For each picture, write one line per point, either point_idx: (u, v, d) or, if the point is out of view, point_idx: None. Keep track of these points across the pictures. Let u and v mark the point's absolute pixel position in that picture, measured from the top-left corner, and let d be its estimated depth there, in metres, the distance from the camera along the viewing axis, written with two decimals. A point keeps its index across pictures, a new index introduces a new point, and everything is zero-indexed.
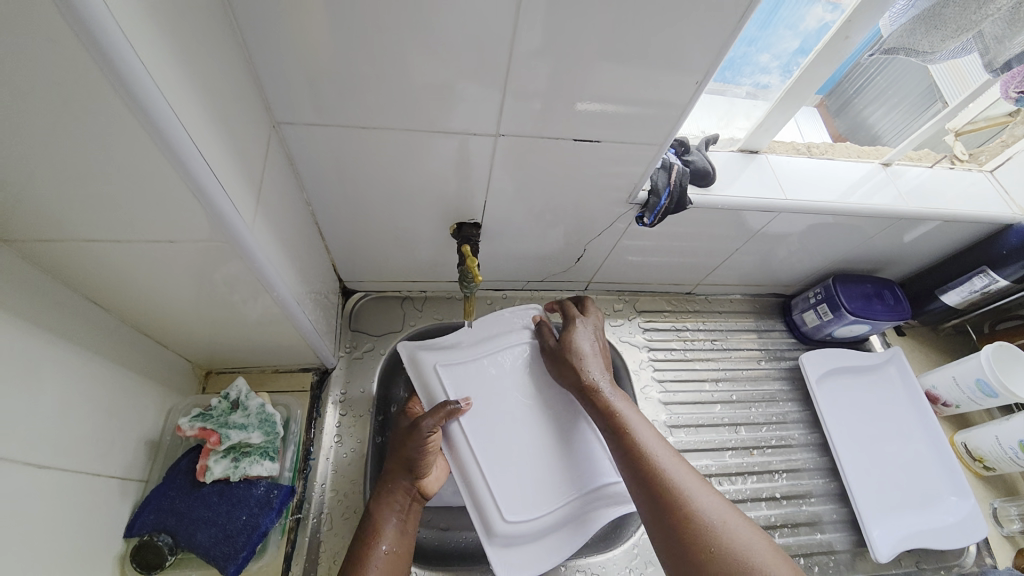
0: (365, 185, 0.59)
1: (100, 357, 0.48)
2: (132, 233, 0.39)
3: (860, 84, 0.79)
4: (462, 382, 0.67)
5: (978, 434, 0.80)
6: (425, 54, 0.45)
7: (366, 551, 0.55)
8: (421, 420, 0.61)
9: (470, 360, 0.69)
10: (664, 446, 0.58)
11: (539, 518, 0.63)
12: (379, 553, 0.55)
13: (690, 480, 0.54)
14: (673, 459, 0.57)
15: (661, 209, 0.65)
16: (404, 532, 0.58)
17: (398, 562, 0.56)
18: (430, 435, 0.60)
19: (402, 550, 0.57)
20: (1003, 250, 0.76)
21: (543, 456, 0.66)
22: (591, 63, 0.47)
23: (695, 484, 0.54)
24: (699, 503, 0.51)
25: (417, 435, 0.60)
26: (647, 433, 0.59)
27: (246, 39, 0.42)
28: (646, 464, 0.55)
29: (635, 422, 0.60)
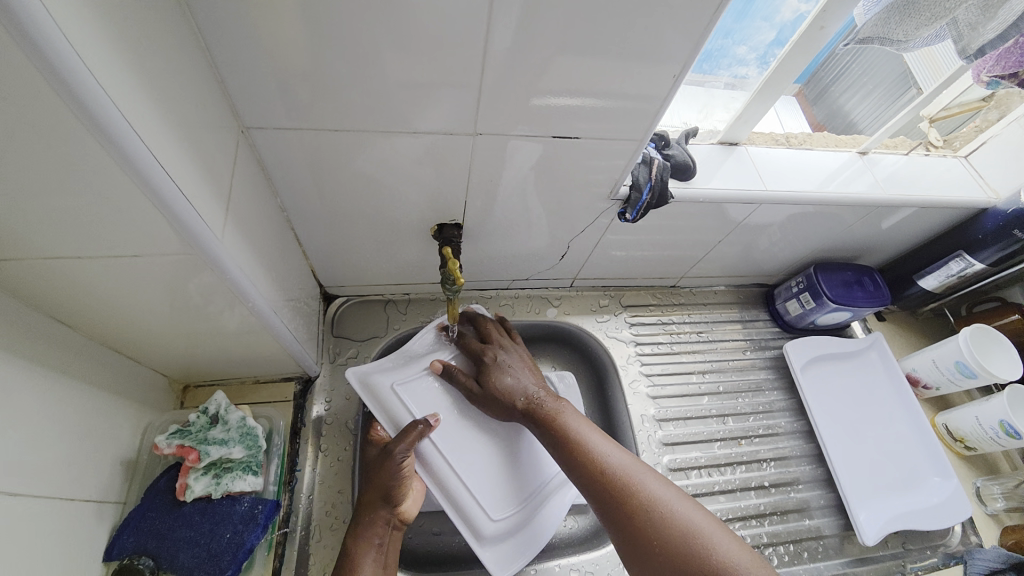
0: (341, 188, 0.57)
1: (68, 378, 0.46)
2: (94, 249, 0.37)
3: (837, 70, 0.80)
4: (420, 398, 0.67)
5: (958, 415, 0.81)
6: (398, 54, 0.43)
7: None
8: (393, 448, 0.59)
9: (424, 376, 0.68)
10: (611, 442, 0.57)
11: (518, 511, 0.65)
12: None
13: (637, 473, 0.53)
14: (620, 453, 0.56)
15: (643, 205, 0.64)
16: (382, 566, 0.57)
17: None
18: (403, 463, 0.59)
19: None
20: (979, 235, 0.78)
21: (510, 454, 0.67)
22: (568, 59, 0.46)
23: (644, 476, 0.53)
24: (648, 496, 0.51)
25: (391, 464, 0.59)
26: (590, 430, 0.58)
27: (208, 41, 0.41)
28: (591, 463, 0.55)
29: (578, 422, 0.59)
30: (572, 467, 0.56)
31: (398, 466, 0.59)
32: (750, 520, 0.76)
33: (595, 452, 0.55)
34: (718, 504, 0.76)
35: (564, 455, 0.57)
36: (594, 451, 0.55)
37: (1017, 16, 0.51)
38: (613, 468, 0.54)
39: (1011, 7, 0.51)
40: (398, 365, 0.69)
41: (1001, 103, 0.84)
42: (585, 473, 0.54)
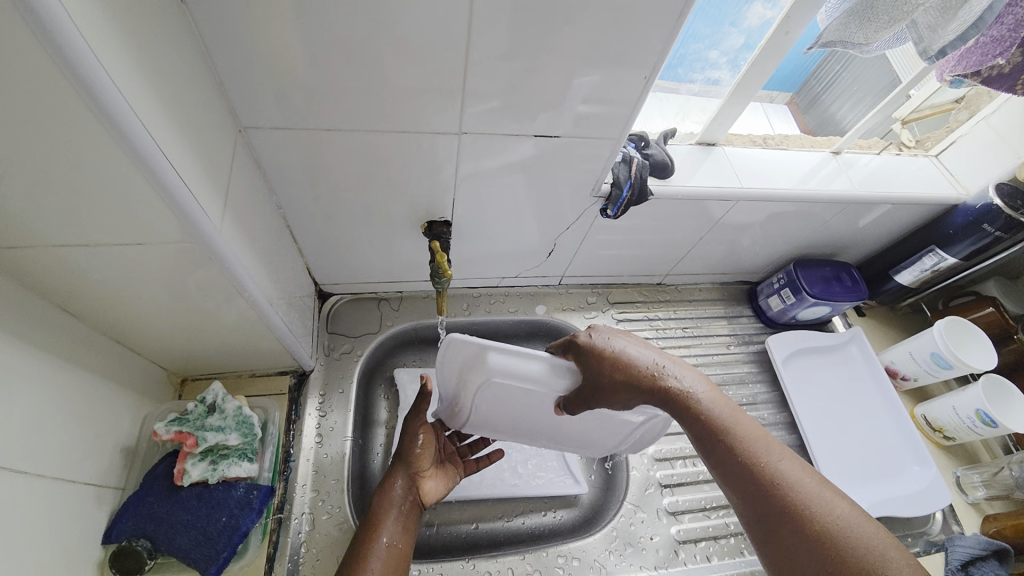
0: (336, 187, 0.60)
1: (70, 366, 0.48)
2: (100, 238, 0.39)
3: (828, 79, 0.84)
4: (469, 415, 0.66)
5: (936, 406, 0.84)
6: (387, 58, 0.46)
7: (369, 541, 0.55)
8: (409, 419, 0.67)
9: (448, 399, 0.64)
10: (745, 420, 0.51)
11: (620, 443, 0.73)
12: (380, 546, 0.55)
13: (771, 453, 0.48)
14: (766, 439, 0.49)
15: (623, 201, 0.67)
16: (405, 530, 0.58)
17: (396, 555, 0.55)
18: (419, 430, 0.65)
19: (401, 548, 0.56)
20: (951, 230, 0.80)
21: (589, 431, 0.68)
22: (547, 62, 0.49)
23: (795, 468, 0.47)
24: (785, 481, 0.46)
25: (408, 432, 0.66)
26: (722, 403, 0.52)
27: (208, 45, 0.43)
28: (723, 438, 0.49)
29: (706, 390, 0.53)
30: (698, 441, 0.51)
31: (414, 432, 0.65)
32: None
33: (730, 428, 0.50)
34: (703, 493, 0.78)
35: (691, 426, 0.51)
36: (730, 427, 0.50)
37: (976, 16, 0.54)
38: (757, 455, 0.48)
39: (969, 9, 0.53)
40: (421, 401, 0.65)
41: (972, 103, 0.87)
42: (716, 447, 0.50)
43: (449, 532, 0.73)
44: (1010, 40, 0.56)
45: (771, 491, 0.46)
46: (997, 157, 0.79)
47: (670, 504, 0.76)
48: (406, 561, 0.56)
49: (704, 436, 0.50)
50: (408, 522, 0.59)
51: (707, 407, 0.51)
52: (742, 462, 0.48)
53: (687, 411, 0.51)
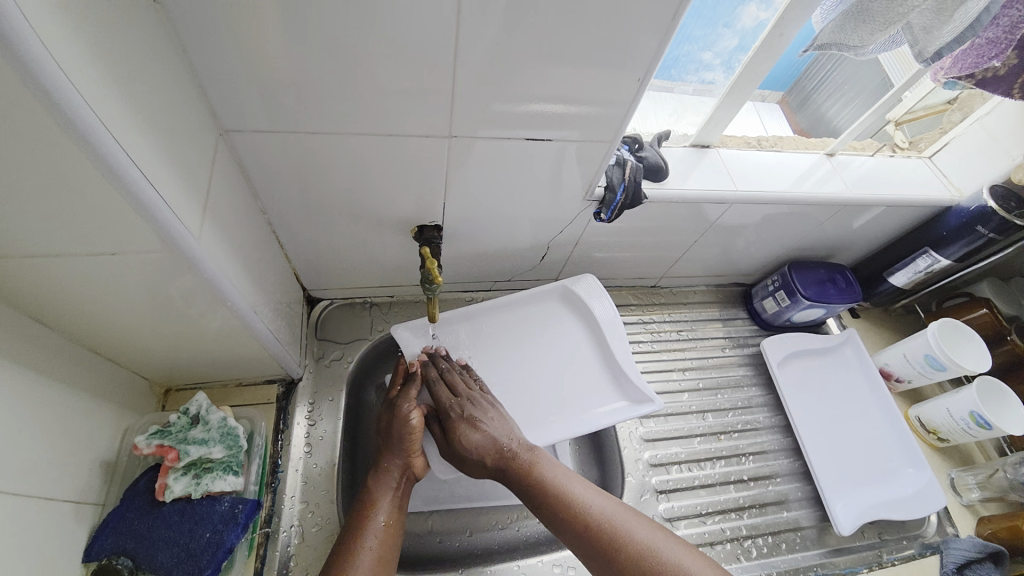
0: (323, 192, 0.59)
1: (45, 379, 0.46)
2: (72, 248, 0.38)
3: (819, 77, 0.84)
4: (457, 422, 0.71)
5: (930, 408, 0.83)
6: (373, 59, 0.45)
7: (362, 524, 0.56)
8: (399, 404, 0.65)
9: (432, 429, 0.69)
10: (569, 472, 0.61)
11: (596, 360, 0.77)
12: (374, 528, 0.56)
13: (592, 494, 0.58)
14: (593, 491, 0.59)
15: (617, 205, 0.66)
16: (399, 507, 0.60)
17: (391, 535, 0.57)
18: (410, 413, 0.64)
19: (394, 527, 0.58)
20: (944, 232, 0.80)
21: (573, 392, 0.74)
22: (538, 62, 0.48)
23: (613, 505, 0.57)
24: (613, 525, 0.55)
25: (401, 416, 0.64)
26: (556, 468, 0.61)
27: (186, 46, 0.42)
28: (560, 501, 0.57)
29: (543, 461, 0.61)
30: (538, 507, 0.58)
31: (406, 414, 0.64)
32: (729, 513, 0.77)
33: (565, 490, 0.58)
34: (699, 499, 0.77)
35: (532, 497, 0.59)
36: (566, 486, 0.58)
37: (971, 19, 0.53)
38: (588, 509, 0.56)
39: (965, 11, 0.53)
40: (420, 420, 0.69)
41: (964, 105, 0.87)
42: (552, 513, 0.57)
43: (443, 542, 0.72)
44: (1006, 41, 0.56)
45: (606, 543, 0.53)
46: (992, 159, 0.79)
47: (666, 510, 0.75)
48: (399, 542, 0.58)
49: (541, 504, 0.58)
50: (401, 502, 0.61)
51: (544, 477, 0.59)
52: (579, 520, 0.55)
53: (528, 479, 0.60)
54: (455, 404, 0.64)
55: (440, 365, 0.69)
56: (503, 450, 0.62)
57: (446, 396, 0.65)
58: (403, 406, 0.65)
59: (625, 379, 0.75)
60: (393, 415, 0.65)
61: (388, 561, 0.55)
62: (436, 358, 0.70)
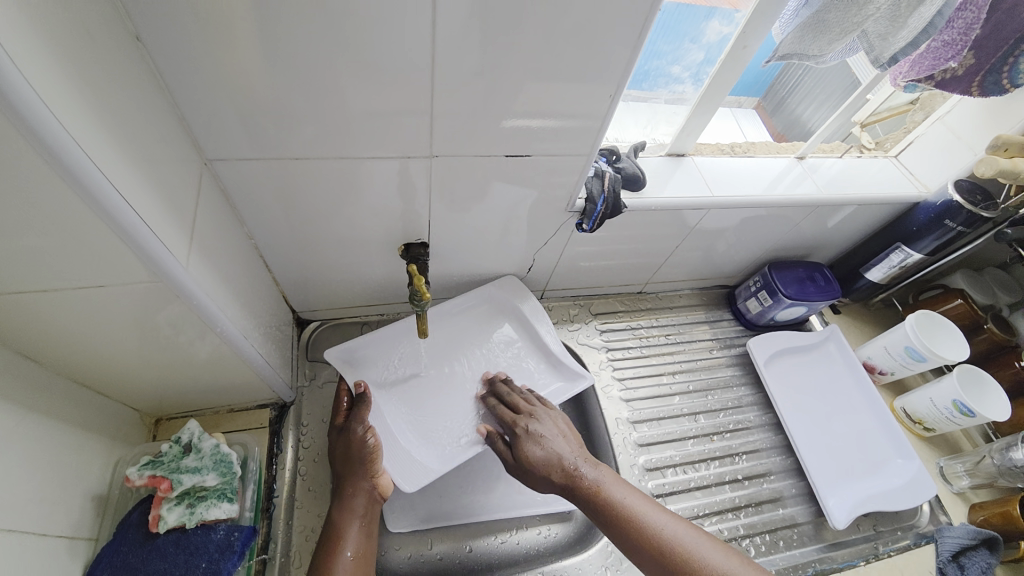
0: (309, 215, 0.60)
1: (35, 413, 0.46)
2: (61, 281, 0.38)
3: (791, 85, 0.88)
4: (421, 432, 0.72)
5: (914, 398, 0.85)
6: (353, 85, 0.47)
7: (331, 556, 0.56)
8: (354, 427, 0.64)
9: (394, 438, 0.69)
10: (639, 494, 0.61)
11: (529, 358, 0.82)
12: (344, 559, 0.56)
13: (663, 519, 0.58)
14: (669, 517, 0.59)
15: (598, 215, 0.67)
16: (366, 536, 0.59)
17: (360, 567, 0.56)
18: (367, 436, 0.64)
19: (363, 556, 0.57)
20: (914, 226, 0.83)
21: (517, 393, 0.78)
22: (513, 81, 0.50)
23: (685, 532, 0.57)
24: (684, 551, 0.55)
25: (358, 442, 0.63)
26: (623, 488, 0.61)
27: (168, 80, 0.43)
28: (629, 524, 0.57)
29: (609, 482, 0.61)
30: (609, 529, 0.58)
31: (362, 437, 0.64)
32: (726, 513, 0.78)
33: (632, 511, 0.58)
34: (695, 501, 0.78)
35: (601, 520, 0.59)
36: (638, 511, 0.58)
37: (924, 24, 0.56)
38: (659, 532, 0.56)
39: (917, 17, 0.56)
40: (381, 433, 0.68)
41: (926, 105, 0.91)
42: (624, 536, 0.57)
43: (443, 559, 0.72)
44: (960, 43, 0.59)
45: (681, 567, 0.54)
46: (957, 155, 0.82)
47: None
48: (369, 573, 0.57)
49: (613, 526, 0.58)
50: (368, 529, 0.60)
51: (611, 498, 0.59)
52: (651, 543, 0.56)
53: (595, 500, 0.60)
54: (522, 421, 0.68)
55: (501, 389, 0.74)
56: (571, 471, 0.62)
57: (511, 415, 0.69)
58: (357, 429, 0.64)
59: (557, 363, 0.80)
60: (348, 442, 0.64)
61: None
62: (496, 382, 0.75)
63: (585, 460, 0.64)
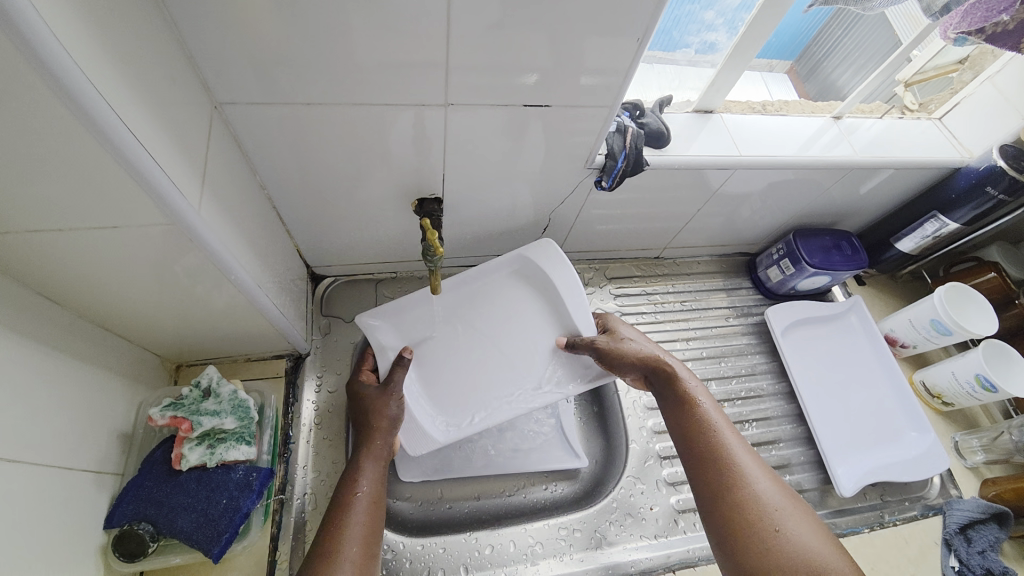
0: (322, 164, 0.58)
1: (59, 353, 0.47)
2: (75, 222, 0.38)
3: (829, 44, 0.81)
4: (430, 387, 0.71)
5: (935, 372, 0.83)
6: (366, 27, 0.44)
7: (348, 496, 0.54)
8: (393, 380, 0.65)
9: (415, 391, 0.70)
10: (730, 424, 0.58)
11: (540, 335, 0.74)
12: (363, 493, 0.54)
13: (748, 462, 0.54)
14: (756, 463, 0.54)
15: (618, 172, 0.65)
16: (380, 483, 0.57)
17: (376, 508, 0.54)
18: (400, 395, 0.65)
19: (378, 492, 0.56)
20: (952, 195, 0.79)
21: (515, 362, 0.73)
22: (536, 27, 0.47)
23: (767, 487, 0.52)
24: (790, 532, 0.48)
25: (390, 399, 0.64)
26: (745, 450, 0.55)
27: (175, 17, 0.41)
28: (723, 470, 0.53)
29: (727, 429, 0.57)
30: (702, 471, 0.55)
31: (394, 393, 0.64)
32: None
33: (739, 467, 0.53)
34: None
35: (701, 460, 0.55)
36: (724, 443, 0.55)
37: None
38: (767, 506, 0.50)
39: None
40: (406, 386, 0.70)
41: (976, 64, 0.84)
42: (719, 488, 0.53)
43: (452, 508, 0.75)
44: None
45: (771, 541, 0.48)
46: (1003, 118, 0.77)
47: (670, 475, 0.77)
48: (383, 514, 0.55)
49: (708, 472, 0.54)
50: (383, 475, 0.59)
51: (729, 447, 0.55)
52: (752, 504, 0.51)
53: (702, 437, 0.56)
54: (623, 332, 0.70)
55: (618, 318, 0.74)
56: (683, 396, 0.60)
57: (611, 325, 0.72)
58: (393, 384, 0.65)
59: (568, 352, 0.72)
60: (381, 396, 0.64)
61: (374, 531, 0.53)
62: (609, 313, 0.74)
63: (686, 373, 0.63)
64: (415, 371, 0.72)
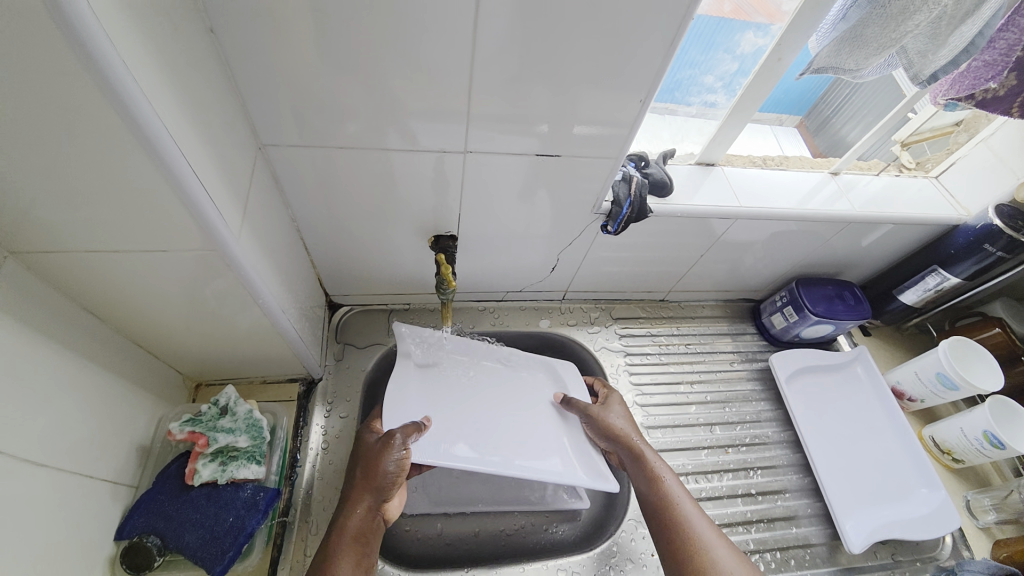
0: (349, 202, 0.64)
1: (94, 365, 0.51)
2: (129, 244, 0.42)
3: (837, 103, 0.87)
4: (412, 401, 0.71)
5: (944, 427, 0.82)
6: (398, 83, 0.50)
7: None
8: (393, 433, 0.62)
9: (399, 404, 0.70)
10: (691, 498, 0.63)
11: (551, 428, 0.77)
12: None
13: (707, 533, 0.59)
14: (714, 533, 0.59)
15: (623, 219, 0.69)
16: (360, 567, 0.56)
17: None
18: (402, 449, 0.61)
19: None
20: (952, 249, 0.81)
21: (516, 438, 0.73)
22: (548, 87, 0.53)
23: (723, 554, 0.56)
24: None
25: (389, 451, 0.61)
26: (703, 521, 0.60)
27: (235, 71, 0.47)
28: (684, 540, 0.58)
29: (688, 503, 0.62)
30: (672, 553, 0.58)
31: (393, 458, 0.61)
32: (737, 526, 0.77)
33: (699, 538, 0.58)
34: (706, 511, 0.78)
35: (669, 541, 0.59)
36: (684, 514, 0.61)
37: (965, 43, 0.56)
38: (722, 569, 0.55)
39: (959, 36, 0.56)
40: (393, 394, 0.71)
41: (970, 126, 0.88)
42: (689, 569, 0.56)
43: (451, 544, 0.74)
44: (1002, 63, 0.59)
45: None
46: (999, 178, 0.80)
47: None
48: None
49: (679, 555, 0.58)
50: (365, 557, 0.57)
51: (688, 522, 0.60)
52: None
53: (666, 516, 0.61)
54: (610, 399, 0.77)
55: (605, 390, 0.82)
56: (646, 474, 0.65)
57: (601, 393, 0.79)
58: (396, 448, 0.61)
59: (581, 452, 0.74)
60: (381, 447, 0.62)
61: None
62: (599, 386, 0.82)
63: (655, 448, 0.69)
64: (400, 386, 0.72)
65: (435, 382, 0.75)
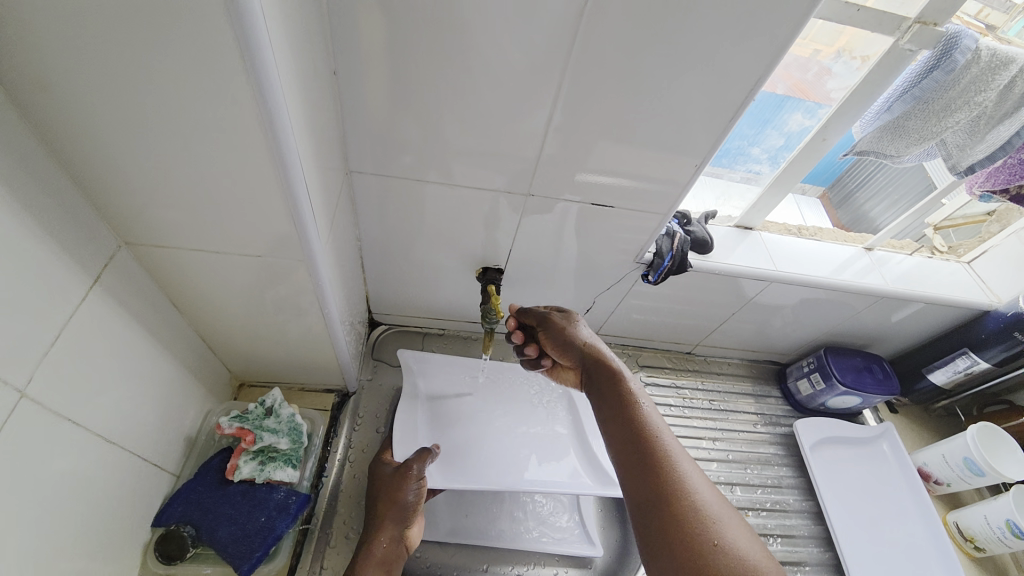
0: (410, 228, 0.68)
1: (167, 353, 0.54)
2: (230, 248, 0.47)
3: (861, 179, 0.90)
4: (424, 424, 0.74)
5: (967, 513, 0.80)
6: (480, 128, 0.55)
7: None
8: (410, 464, 0.64)
9: (411, 426, 0.72)
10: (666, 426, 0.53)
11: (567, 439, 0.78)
12: None
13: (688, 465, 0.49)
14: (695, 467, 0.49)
15: (664, 269, 0.72)
16: None
17: None
18: (419, 480, 0.63)
19: None
20: (983, 334, 0.82)
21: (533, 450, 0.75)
22: (613, 144, 0.57)
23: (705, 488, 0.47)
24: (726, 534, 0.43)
25: (407, 482, 0.63)
26: (741, 540, 0.43)
27: (342, 105, 0.53)
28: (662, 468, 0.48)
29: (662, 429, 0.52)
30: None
31: (410, 488, 0.62)
32: None
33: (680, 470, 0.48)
34: None
35: (664, 517, 0.45)
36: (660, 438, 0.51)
37: (1001, 141, 0.62)
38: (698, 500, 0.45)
39: (996, 134, 0.61)
40: (405, 414, 0.73)
41: (1003, 218, 0.91)
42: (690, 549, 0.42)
43: None
44: None
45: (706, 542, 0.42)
46: None
47: None
48: None
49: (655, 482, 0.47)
50: None
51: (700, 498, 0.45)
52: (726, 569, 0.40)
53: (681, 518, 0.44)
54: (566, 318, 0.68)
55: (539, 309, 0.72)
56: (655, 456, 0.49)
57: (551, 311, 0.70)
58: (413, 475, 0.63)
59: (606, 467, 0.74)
60: (398, 479, 0.63)
61: None
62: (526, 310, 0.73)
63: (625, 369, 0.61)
64: (410, 411, 0.74)
65: (446, 411, 0.76)
